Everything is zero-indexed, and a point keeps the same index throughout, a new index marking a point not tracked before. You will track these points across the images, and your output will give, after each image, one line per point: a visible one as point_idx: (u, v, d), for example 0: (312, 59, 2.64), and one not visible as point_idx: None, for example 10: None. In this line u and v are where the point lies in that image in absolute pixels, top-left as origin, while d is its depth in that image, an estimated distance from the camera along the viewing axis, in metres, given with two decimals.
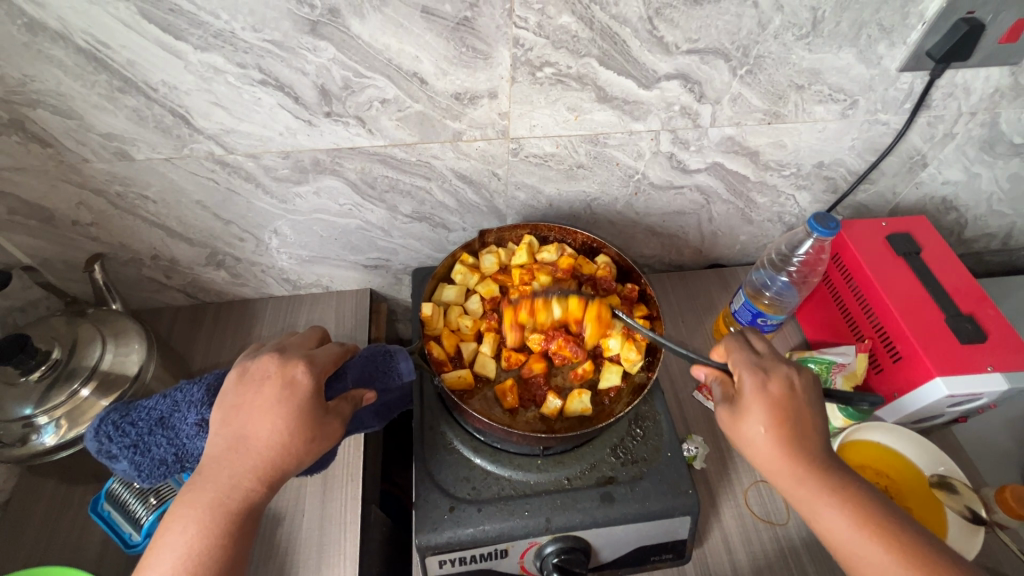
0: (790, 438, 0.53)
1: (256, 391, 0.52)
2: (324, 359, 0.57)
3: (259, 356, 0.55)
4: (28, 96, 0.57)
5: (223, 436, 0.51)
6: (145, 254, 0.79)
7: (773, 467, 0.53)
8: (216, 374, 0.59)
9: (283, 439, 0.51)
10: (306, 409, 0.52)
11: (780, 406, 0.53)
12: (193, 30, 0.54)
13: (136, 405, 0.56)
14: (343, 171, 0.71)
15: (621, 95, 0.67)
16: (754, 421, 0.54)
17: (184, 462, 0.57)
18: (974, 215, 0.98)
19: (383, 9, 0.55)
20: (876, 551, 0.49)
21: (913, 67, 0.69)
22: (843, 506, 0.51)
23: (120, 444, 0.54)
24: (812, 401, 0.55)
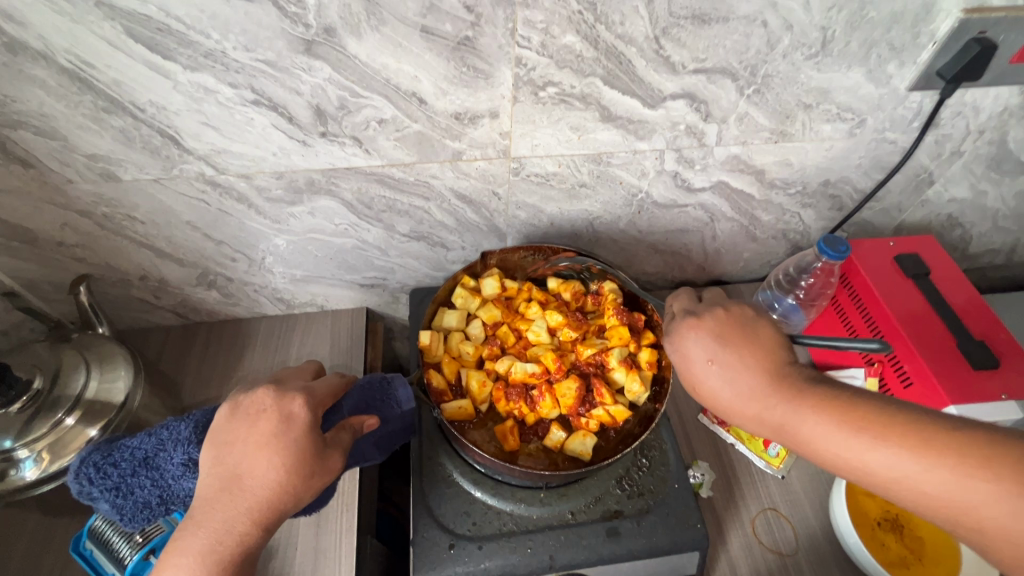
0: (729, 371, 0.52)
1: (251, 426, 0.50)
2: (323, 393, 0.54)
3: (253, 389, 0.53)
4: (8, 116, 0.55)
5: (214, 476, 0.49)
6: (133, 274, 0.76)
7: (750, 405, 0.51)
8: (204, 410, 0.57)
9: (279, 478, 0.48)
10: (304, 444, 0.50)
11: (719, 345, 0.53)
12: (183, 50, 0.52)
13: (119, 444, 0.54)
14: (339, 191, 0.69)
15: (626, 114, 0.65)
16: (707, 372, 0.53)
17: (168, 504, 0.54)
18: (979, 231, 0.97)
19: (381, 28, 0.53)
20: (867, 446, 0.45)
21: (923, 86, 0.68)
22: (825, 411, 0.47)
23: (101, 487, 0.52)
24: (737, 326, 0.54)
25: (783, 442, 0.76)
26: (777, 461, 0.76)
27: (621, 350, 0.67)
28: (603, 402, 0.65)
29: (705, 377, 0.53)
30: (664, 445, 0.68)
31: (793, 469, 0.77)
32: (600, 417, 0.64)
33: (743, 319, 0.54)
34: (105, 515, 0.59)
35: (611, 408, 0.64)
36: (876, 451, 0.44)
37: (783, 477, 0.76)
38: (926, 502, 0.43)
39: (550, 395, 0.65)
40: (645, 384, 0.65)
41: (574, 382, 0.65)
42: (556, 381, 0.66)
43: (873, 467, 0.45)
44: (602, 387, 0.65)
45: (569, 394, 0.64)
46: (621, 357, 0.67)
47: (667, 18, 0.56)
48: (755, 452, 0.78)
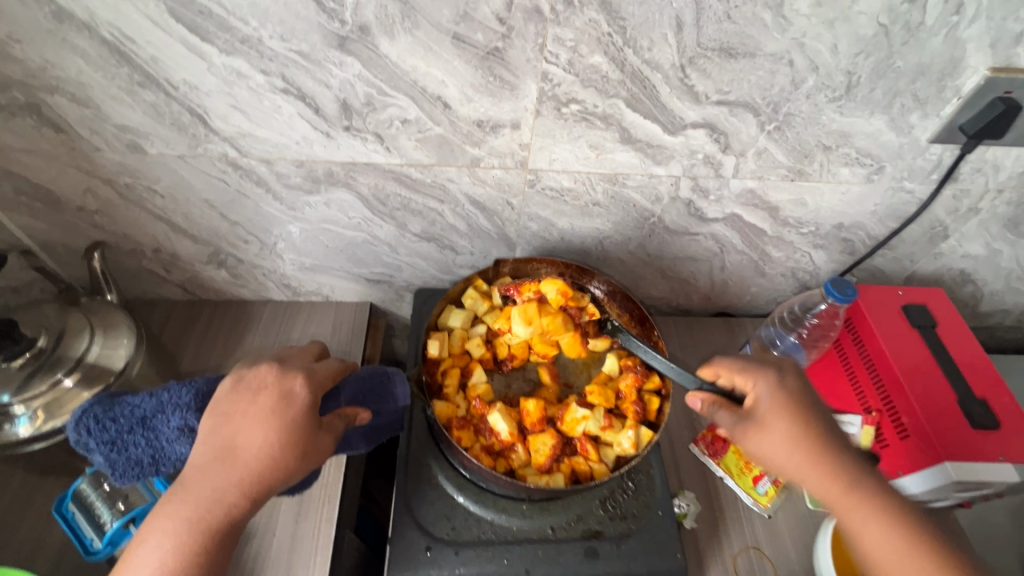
0: (811, 439, 0.54)
1: (251, 400, 0.50)
2: (324, 375, 0.55)
3: (257, 365, 0.53)
4: (47, 81, 0.56)
5: (208, 445, 0.49)
6: (147, 246, 0.78)
7: (804, 471, 0.54)
8: (207, 377, 0.56)
9: (272, 453, 0.48)
10: (300, 423, 0.50)
11: (798, 409, 0.55)
12: (221, 34, 0.53)
13: (120, 400, 0.53)
14: (356, 185, 0.70)
15: (646, 138, 0.66)
16: (780, 428, 0.54)
17: (160, 465, 0.53)
18: (991, 289, 0.96)
19: (414, 31, 0.54)
20: (889, 543, 0.52)
21: (944, 139, 0.68)
22: (885, 513, 0.52)
23: (97, 438, 0.51)
24: (817, 403, 0.56)
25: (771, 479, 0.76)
26: (765, 500, 0.75)
27: (602, 410, 0.63)
28: (586, 455, 0.62)
29: (779, 430, 0.54)
30: (651, 470, 0.67)
31: (780, 510, 0.76)
32: (577, 466, 0.62)
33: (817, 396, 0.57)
34: (90, 478, 0.59)
35: (590, 465, 0.61)
36: (903, 548, 0.51)
37: (769, 517, 0.75)
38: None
39: (526, 447, 0.61)
40: (637, 444, 0.60)
41: (551, 439, 0.61)
42: (532, 434, 0.62)
43: (877, 551, 0.52)
44: (586, 444, 0.62)
45: (542, 451, 0.60)
46: (601, 418, 0.62)
47: (695, 49, 0.57)
48: (742, 488, 0.77)
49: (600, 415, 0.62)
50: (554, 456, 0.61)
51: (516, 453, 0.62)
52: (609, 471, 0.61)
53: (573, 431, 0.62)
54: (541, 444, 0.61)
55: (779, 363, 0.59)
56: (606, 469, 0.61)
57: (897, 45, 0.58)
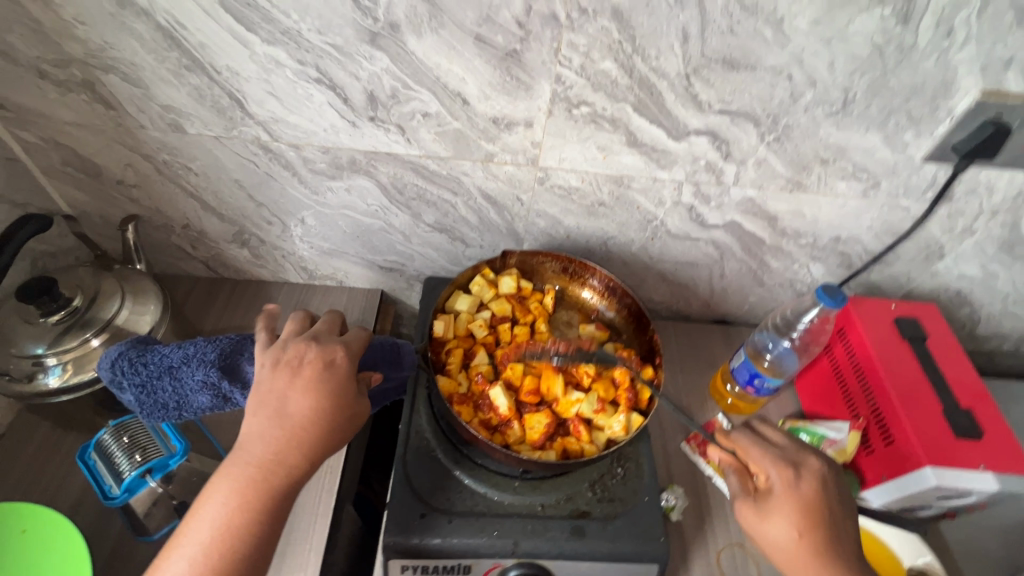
0: (815, 537, 0.56)
1: (297, 371, 0.54)
2: (358, 346, 0.59)
3: (292, 341, 0.56)
4: (104, 61, 0.62)
5: (261, 414, 0.52)
6: (177, 222, 0.83)
7: (796, 567, 0.56)
8: (231, 338, 0.60)
9: (323, 417, 0.53)
10: (345, 388, 0.55)
11: (807, 511, 0.57)
12: (264, 24, 0.58)
13: (152, 348, 0.58)
14: (376, 173, 0.74)
15: (651, 142, 0.70)
16: (780, 521, 0.57)
17: (183, 410, 0.58)
18: (988, 312, 0.98)
19: (440, 31, 0.58)
20: None
21: (938, 158, 0.71)
22: None
23: (129, 380, 0.56)
24: (830, 508, 0.58)
25: None
26: None
27: (596, 394, 0.66)
28: (579, 436, 0.65)
29: (783, 518, 0.57)
30: (641, 460, 0.70)
31: None
32: (569, 445, 0.65)
33: (836, 498, 0.59)
34: (112, 429, 0.64)
35: (581, 445, 0.64)
36: None
37: None
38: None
39: (522, 424, 0.65)
40: (627, 428, 0.64)
41: (545, 418, 0.64)
42: (528, 413, 0.65)
43: None
44: (580, 426, 0.65)
45: (537, 428, 0.64)
46: (595, 402, 0.66)
47: (699, 59, 0.61)
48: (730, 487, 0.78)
49: (594, 399, 0.66)
50: (547, 434, 0.64)
51: (512, 430, 0.64)
52: (599, 451, 0.64)
53: (566, 412, 0.66)
54: (537, 422, 0.64)
55: (805, 459, 0.61)
56: (597, 449, 0.64)
57: (890, 65, 0.61)
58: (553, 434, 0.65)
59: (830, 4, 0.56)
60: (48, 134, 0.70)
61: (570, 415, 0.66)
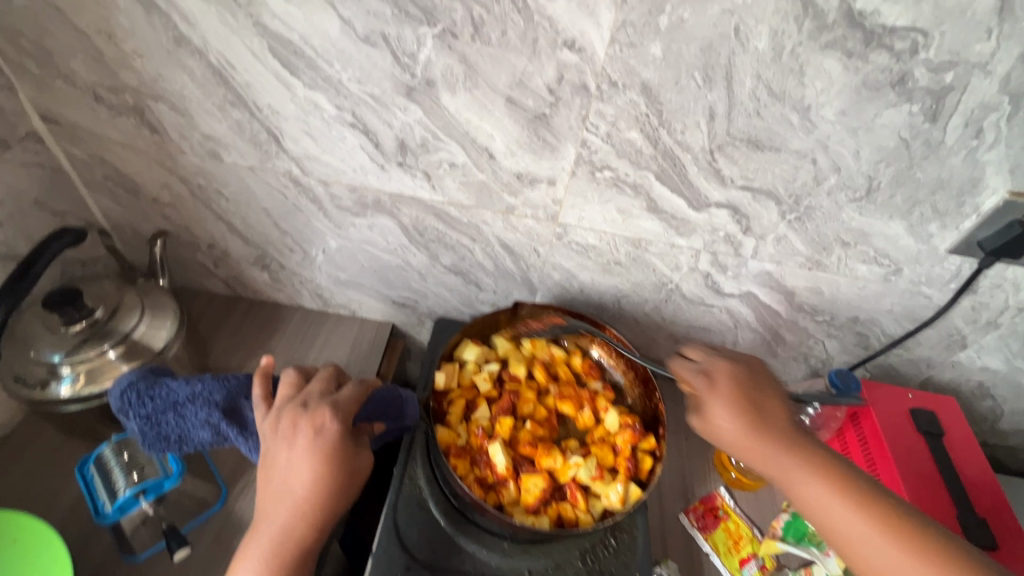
0: (748, 418, 0.61)
1: (289, 442, 0.54)
2: (349, 402, 0.57)
3: (283, 407, 0.56)
4: (155, 90, 0.65)
5: (271, 490, 0.54)
6: (204, 241, 0.85)
7: (747, 443, 0.61)
8: (238, 378, 0.62)
9: (326, 483, 0.53)
10: (338, 451, 0.54)
11: (735, 394, 0.63)
12: (308, 71, 0.61)
13: (162, 381, 0.58)
14: (399, 215, 0.76)
15: (671, 210, 0.71)
16: (720, 415, 0.62)
17: (183, 444, 0.58)
18: (1010, 407, 0.94)
19: (473, 90, 0.60)
20: (850, 516, 0.54)
21: (962, 251, 0.70)
22: (838, 487, 0.56)
23: (136, 412, 0.56)
24: (749, 388, 0.64)
25: (758, 565, 0.76)
26: None
27: (594, 461, 0.66)
28: (574, 503, 0.64)
29: (722, 408, 0.63)
30: (636, 532, 0.68)
31: None
32: (564, 511, 0.64)
33: (754, 379, 0.65)
34: (115, 445, 0.64)
35: (576, 513, 0.63)
36: (860, 524, 0.53)
37: None
38: (839, 542, 0.54)
39: (518, 486, 0.64)
40: (625, 499, 0.63)
41: (542, 480, 0.63)
42: (524, 473, 0.64)
43: (846, 531, 0.54)
44: (576, 492, 0.64)
45: (533, 491, 0.63)
46: (592, 469, 0.65)
47: (724, 137, 0.61)
48: (727, 569, 0.77)
49: (593, 465, 0.66)
50: (543, 498, 0.63)
51: (507, 490, 0.64)
52: (594, 522, 0.63)
53: (564, 476, 0.65)
54: (533, 487, 0.63)
55: (716, 356, 0.68)
56: (592, 518, 0.64)
57: (917, 159, 0.61)
58: (549, 499, 0.64)
59: (859, 97, 0.56)
60: (95, 151, 0.73)
61: (567, 480, 0.65)
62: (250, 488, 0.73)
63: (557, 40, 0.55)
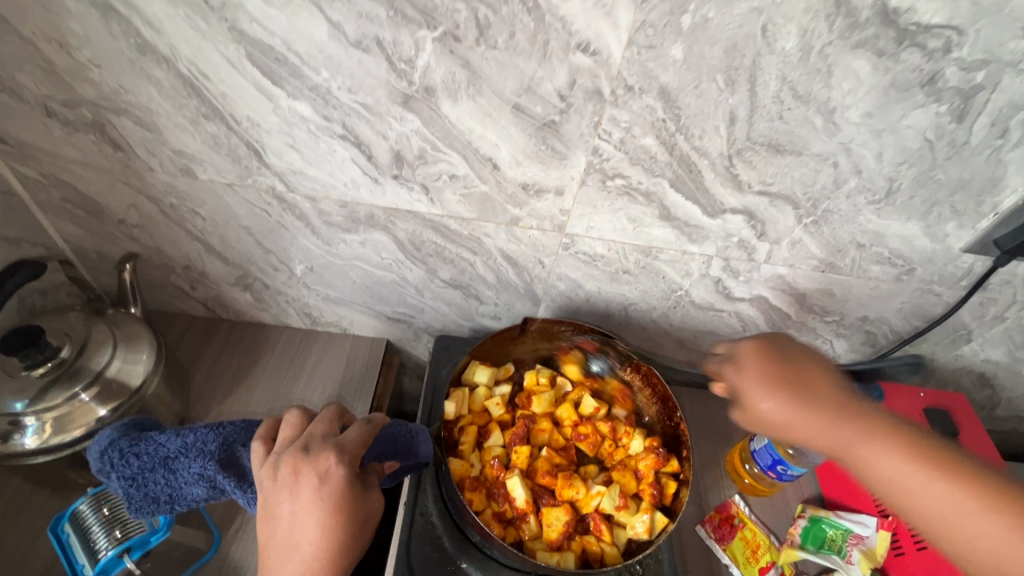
0: (800, 401, 0.53)
1: (290, 492, 0.47)
2: (355, 444, 0.52)
3: (282, 453, 0.50)
4: (117, 104, 0.58)
5: (274, 547, 0.48)
6: (178, 263, 0.78)
7: (808, 425, 0.52)
8: (235, 424, 0.55)
9: (334, 535, 0.47)
10: (347, 499, 0.48)
11: (769, 376, 0.56)
12: (292, 80, 0.55)
13: (148, 436, 0.53)
14: (394, 230, 0.71)
15: (684, 217, 0.67)
16: (769, 404, 0.54)
17: (175, 503, 0.53)
18: (1008, 396, 0.95)
19: (476, 98, 0.55)
20: (968, 507, 0.44)
21: (977, 250, 0.69)
22: (944, 471, 0.45)
23: (119, 472, 0.51)
24: (796, 371, 0.55)
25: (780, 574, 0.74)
26: None
27: (617, 489, 0.63)
28: (599, 535, 0.61)
29: (772, 395, 0.54)
30: (659, 556, 0.66)
31: None
32: (589, 545, 0.61)
33: (805, 362, 0.56)
34: (92, 500, 0.58)
35: (602, 546, 0.60)
36: (980, 514, 0.43)
37: None
38: (987, 560, 0.42)
39: (539, 520, 0.61)
40: (651, 530, 0.60)
41: (564, 514, 0.60)
42: (545, 507, 0.62)
43: (976, 534, 0.43)
44: (600, 524, 0.61)
45: (555, 526, 0.60)
46: (615, 498, 0.63)
47: (744, 141, 0.58)
48: None
49: (615, 493, 0.63)
50: (566, 532, 0.60)
51: (528, 524, 0.61)
52: (620, 556, 0.60)
53: (586, 507, 0.63)
54: (555, 522, 0.60)
55: (757, 334, 0.62)
56: (618, 551, 0.61)
57: (940, 159, 0.59)
58: (572, 532, 0.61)
59: (887, 98, 0.54)
60: (50, 170, 0.66)
61: (589, 511, 0.63)
62: (245, 531, 0.68)
63: (570, 43, 0.51)
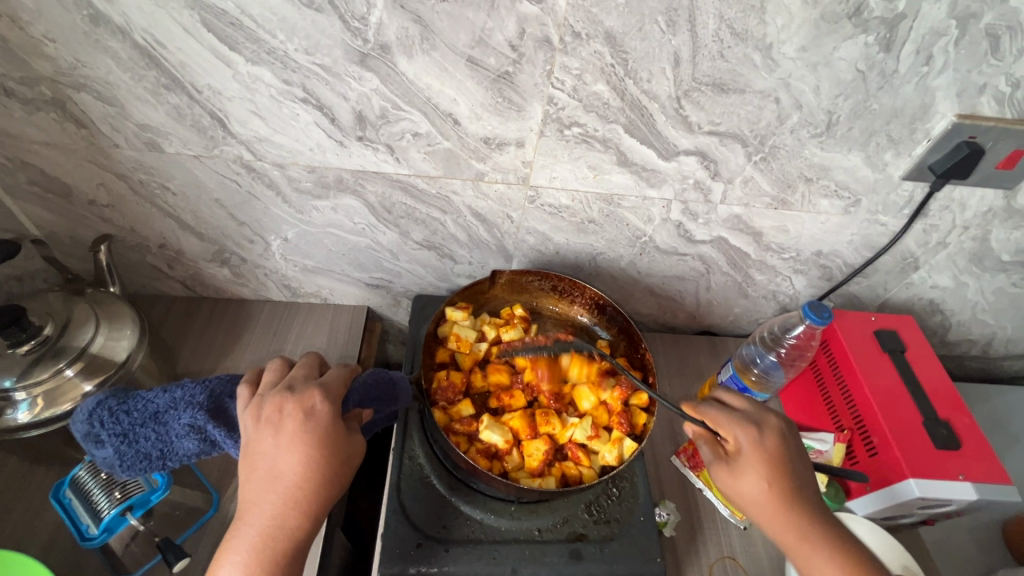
0: (780, 488, 0.58)
1: (277, 427, 0.51)
2: (338, 385, 0.56)
3: (268, 394, 0.53)
4: (75, 79, 0.59)
5: (254, 480, 0.50)
6: (153, 241, 0.79)
7: (770, 520, 0.58)
8: (220, 379, 0.59)
9: (318, 467, 0.51)
10: (331, 434, 0.52)
11: (774, 468, 0.58)
12: (249, 44, 0.56)
13: (135, 395, 0.55)
14: (364, 193, 0.73)
15: (641, 162, 0.70)
16: (751, 477, 0.58)
17: (167, 459, 0.56)
18: (958, 320, 1.01)
19: (431, 53, 0.57)
20: None
21: (915, 177, 0.73)
22: (842, 558, 0.56)
23: (109, 431, 0.53)
24: (777, 459, 0.59)
25: None
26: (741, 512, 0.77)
27: (588, 421, 0.68)
28: (576, 460, 0.66)
29: (750, 471, 0.58)
30: (635, 479, 0.71)
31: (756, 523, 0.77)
32: (568, 470, 0.66)
33: (780, 446, 0.60)
34: (89, 466, 0.60)
35: (580, 469, 0.66)
36: None
37: (745, 528, 0.77)
38: None
39: (520, 452, 0.66)
40: (621, 457, 0.65)
41: (544, 443, 0.65)
42: (526, 439, 0.66)
43: None
44: (578, 451, 0.67)
45: (536, 455, 0.65)
46: (587, 429, 0.68)
47: (690, 82, 0.61)
48: (720, 500, 0.79)
49: (587, 425, 0.68)
50: (546, 460, 0.65)
51: (511, 457, 0.65)
52: (598, 476, 0.66)
53: (563, 438, 0.68)
54: (534, 452, 0.65)
55: (761, 410, 0.63)
56: (595, 473, 0.66)
57: (872, 90, 0.63)
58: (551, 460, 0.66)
59: (818, 31, 0.57)
60: (14, 153, 0.66)
61: (566, 441, 0.68)
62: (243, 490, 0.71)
63: None
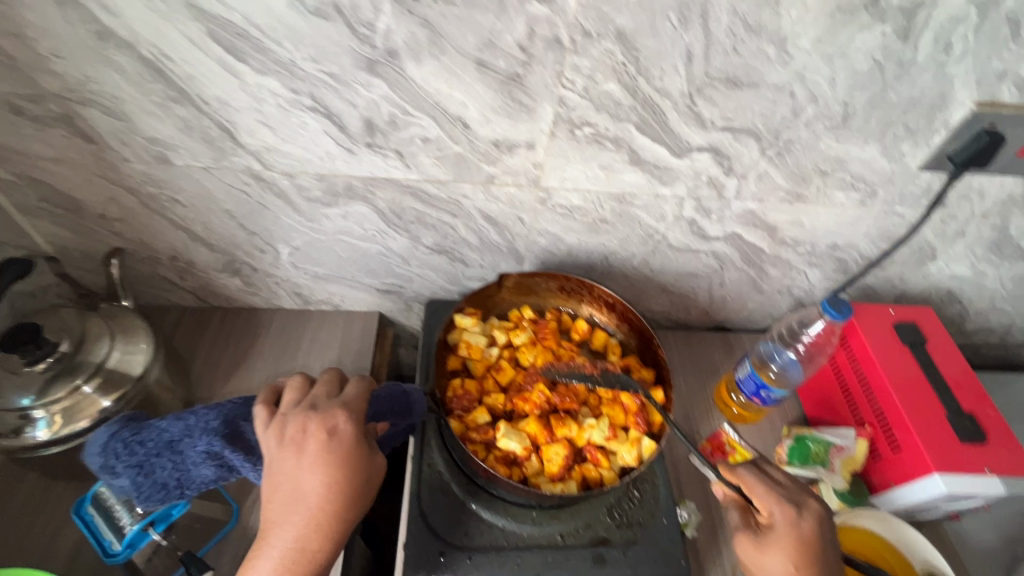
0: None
1: (300, 447, 0.51)
2: (358, 402, 0.56)
3: (292, 412, 0.53)
4: (82, 95, 0.58)
5: (277, 501, 0.50)
6: (164, 254, 0.79)
7: None
8: (233, 402, 0.59)
9: (341, 489, 0.51)
10: (354, 454, 0.52)
11: (803, 553, 0.57)
12: (255, 54, 0.56)
13: (148, 424, 0.55)
14: (374, 199, 0.72)
15: (653, 159, 0.69)
16: (774, 557, 0.58)
17: (184, 488, 0.56)
18: (976, 309, 0.99)
19: (440, 57, 0.57)
20: None
21: (933, 166, 0.72)
22: None
23: (125, 463, 0.52)
24: (808, 545, 0.58)
25: None
26: None
27: (606, 423, 0.67)
28: (596, 462, 0.66)
29: (778, 550, 0.58)
30: (656, 479, 0.70)
31: None
32: (588, 473, 0.66)
33: (812, 531, 0.58)
34: None
35: (600, 471, 0.66)
36: None
37: None
38: None
39: (539, 457, 0.65)
40: (639, 458, 0.65)
41: (562, 448, 0.65)
42: (544, 444, 0.65)
43: None
44: (596, 453, 0.66)
45: (555, 460, 0.64)
46: (605, 430, 0.67)
47: (703, 78, 0.60)
48: None
49: (605, 426, 0.67)
50: (566, 465, 0.65)
51: (530, 463, 0.65)
52: (618, 477, 0.65)
53: (581, 441, 0.67)
54: (553, 457, 0.64)
55: (810, 497, 0.61)
56: (614, 474, 0.66)
57: (890, 80, 0.62)
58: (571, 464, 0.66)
59: (833, 22, 0.56)
60: (23, 170, 0.66)
61: (585, 444, 0.67)
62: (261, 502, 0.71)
63: None
